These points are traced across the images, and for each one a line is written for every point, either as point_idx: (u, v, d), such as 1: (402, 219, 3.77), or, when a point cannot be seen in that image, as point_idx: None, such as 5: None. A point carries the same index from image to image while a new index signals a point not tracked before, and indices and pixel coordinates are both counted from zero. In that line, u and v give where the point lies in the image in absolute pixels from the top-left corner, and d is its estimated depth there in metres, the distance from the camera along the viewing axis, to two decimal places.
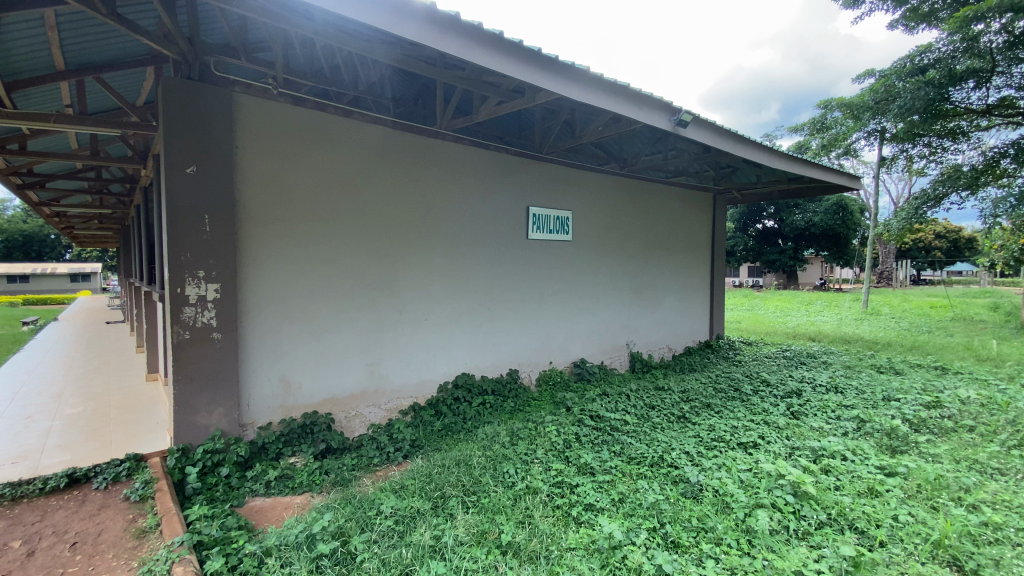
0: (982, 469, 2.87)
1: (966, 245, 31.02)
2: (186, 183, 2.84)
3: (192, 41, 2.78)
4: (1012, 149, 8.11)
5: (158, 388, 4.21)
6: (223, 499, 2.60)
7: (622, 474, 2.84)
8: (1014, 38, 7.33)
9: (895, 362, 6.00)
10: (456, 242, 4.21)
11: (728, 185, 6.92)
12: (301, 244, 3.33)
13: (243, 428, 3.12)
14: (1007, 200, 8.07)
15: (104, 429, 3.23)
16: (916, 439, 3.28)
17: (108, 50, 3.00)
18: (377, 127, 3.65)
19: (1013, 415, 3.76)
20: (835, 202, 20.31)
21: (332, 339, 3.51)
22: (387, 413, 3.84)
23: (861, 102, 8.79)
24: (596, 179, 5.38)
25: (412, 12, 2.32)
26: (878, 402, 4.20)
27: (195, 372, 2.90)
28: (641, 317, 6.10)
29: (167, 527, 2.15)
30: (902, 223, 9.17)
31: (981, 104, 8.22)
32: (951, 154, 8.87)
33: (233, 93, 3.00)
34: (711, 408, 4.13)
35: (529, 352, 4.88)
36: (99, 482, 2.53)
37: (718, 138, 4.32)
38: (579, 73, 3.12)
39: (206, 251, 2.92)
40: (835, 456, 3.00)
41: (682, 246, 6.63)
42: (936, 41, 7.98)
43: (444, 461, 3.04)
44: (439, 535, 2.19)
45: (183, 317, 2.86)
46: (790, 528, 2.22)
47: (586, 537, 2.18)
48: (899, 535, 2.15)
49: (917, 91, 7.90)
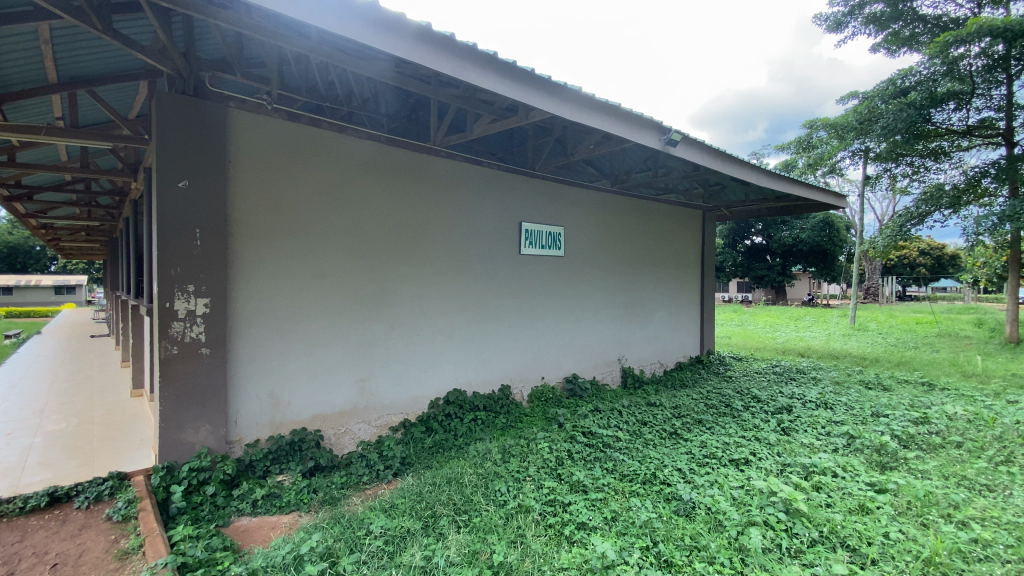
0: (970, 485, 2.89)
1: (950, 262, 31.87)
2: (178, 196, 2.83)
3: (187, 57, 2.81)
4: (992, 169, 8.31)
5: (144, 404, 4.12)
6: (208, 519, 2.54)
7: (614, 492, 2.82)
8: (993, 62, 7.62)
9: (884, 378, 6.05)
10: (450, 258, 4.23)
11: (717, 202, 7.04)
12: (293, 258, 3.32)
13: (231, 446, 3.07)
14: (989, 217, 7.91)
15: (87, 446, 3.16)
16: (905, 455, 3.30)
17: (101, 64, 3.01)
18: (373, 143, 3.67)
19: (1000, 431, 3.80)
20: (822, 219, 20.75)
21: (323, 354, 3.48)
22: (377, 430, 3.80)
23: (845, 122, 8.95)
24: (588, 196, 5.45)
25: (408, 32, 2.37)
26: (867, 418, 4.24)
27: (182, 389, 2.86)
28: (633, 332, 6.13)
29: (150, 548, 2.09)
30: (888, 240, 9.21)
31: (961, 124, 8.60)
32: (933, 173, 9.07)
33: (229, 108, 3.02)
34: (703, 424, 4.13)
35: (521, 368, 4.87)
36: (81, 501, 2.47)
37: (707, 156, 4.39)
38: (571, 93, 3.18)
39: (197, 265, 2.90)
40: (826, 473, 3.02)
41: (673, 262, 6.71)
42: (917, 65, 8.17)
43: (436, 478, 3.01)
44: (430, 555, 2.16)
45: (171, 332, 2.83)
46: (783, 546, 2.22)
47: (579, 557, 2.14)
48: (890, 553, 2.15)
49: (899, 113, 8.16)
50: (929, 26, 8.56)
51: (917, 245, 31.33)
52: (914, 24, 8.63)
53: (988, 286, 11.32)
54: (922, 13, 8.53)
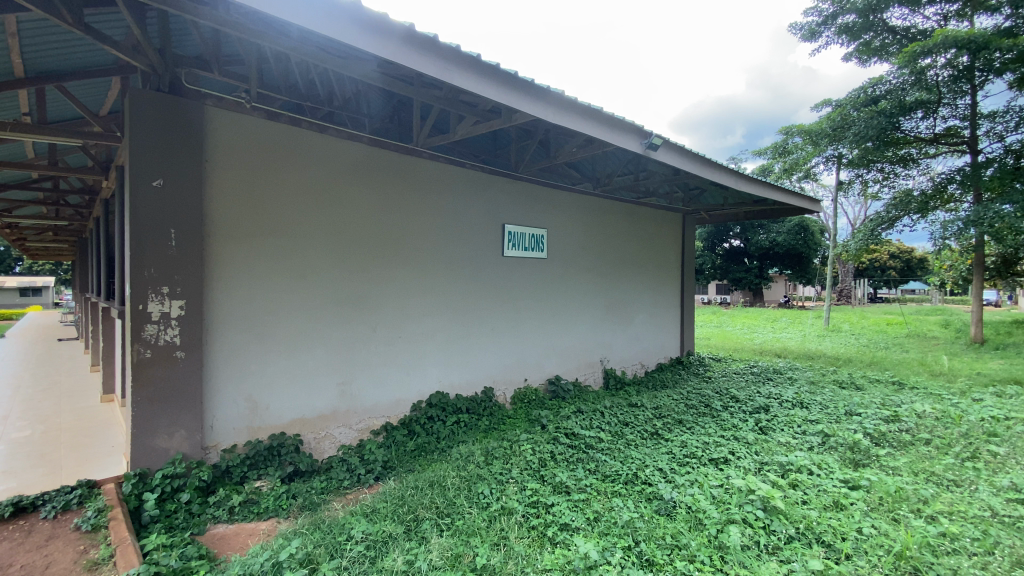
0: (939, 481, 2.99)
1: (918, 265, 33.02)
2: (152, 195, 2.75)
3: (163, 53, 2.74)
4: (958, 175, 8.66)
5: (114, 410, 3.99)
6: (183, 527, 2.48)
7: (597, 492, 2.84)
8: (958, 73, 7.95)
9: (857, 377, 6.23)
10: (432, 259, 4.20)
11: (697, 206, 7.16)
12: (272, 260, 3.26)
13: (206, 451, 3.00)
14: (955, 222, 8.19)
15: (54, 454, 3.04)
16: (877, 452, 3.40)
17: (71, 59, 2.91)
18: (353, 144, 3.63)
19: (966, 428, 3.95)
20: (797, 222, 21.33)
21: (303, 357, 3.43)
22: (358, 434, 3.75)
23: (819, 129, 9.26)
24: (571, 199, 5.50)
25: (391, 33, 2.36)
26: (840, 417, 4.36)
27: (155, 393, 2.78)
28: (614, 333, 6.18)
29: (122, 559, 2.02)
30: (860, 243, 9.48)
31: (928, 132, 8.89)
32: (903, 179, 9.37)
33: (205, 106, 2.95)
34: (682, 424, 4.18)
35: (504, 370, 4.87)
36: (48, 511, 2.38)
37: (687, 161, 4.47)
38: (554, 96, 3.20)
39: (172, 266, 2.82)
40: (802, 471, 3.09)
41: (654, 265, 6.79)
42: (887, 73, 8.45)
43: (418, 482, 2.98)
44: (412, 559, 2.14)
45: (144, 335, 2.75)
46: (761, 543, 2.26)
47: (562, 558, 2.15)
48: (864, 548, 2.21)
49: (870, 120, 8.45)
50: (898, 37, 8.88)
51: (887, 249, 32.38)
52: (884, 35, 8.93)
53: (954, 288, 11.76)
54: (892, 24, 8.83)
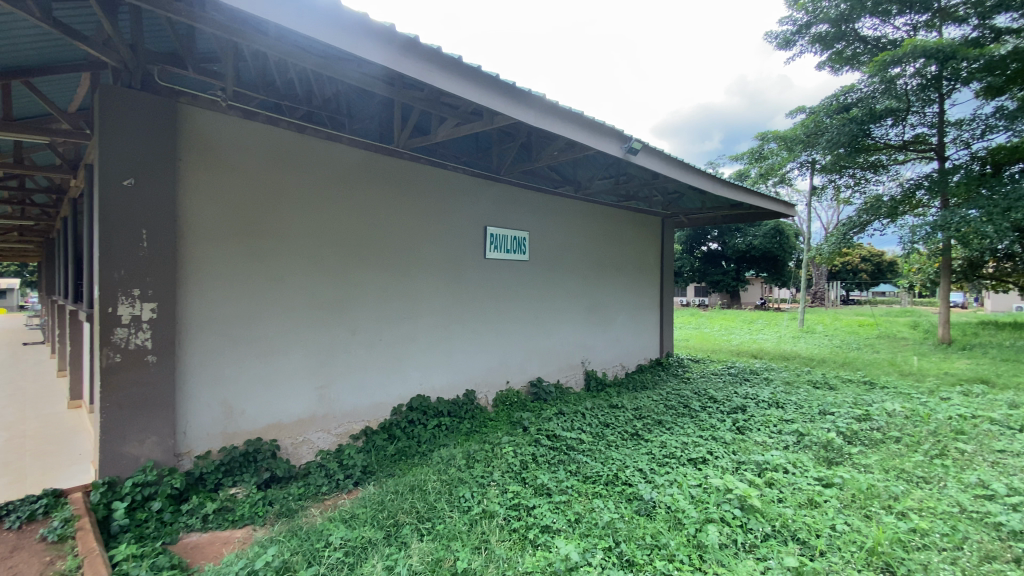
0: (908, 477, 3.08)
1: (888, 268, 34.09)
2: (123, 195, 2.67)
3: (135, 49, 2.67)
4: (925, 182, 8.97)
5: (83, 416, 3.85)
6: (154, 536, 2.40)
7: (578, 494, 2.86)
8: (926, 82, 8.23)
9: (830, 377, 6.39)
10: (413, 262, 4.18)
11: (676, 209, 7.27)
12: (249, 261, 3.20)
13: (179, 458, 2.92)
14: (923, 227, 8.47)
15: (17, 462, 2.92)
16: (850, 450, 3.50)
17: (38, 53, 2.81)
18: (332, 144, 3.59)
19: (934, 426, 4.08)
20: (773, 226, 21.81)
21: (280, 361, 3.37)
22: (337, 439, 3.69)
23: (794, 135, 9.54)
24: (552, 202, 5.52)
25: (373, 33, 2.34)
26: (814, 416, 4.46)
27: (126, 399, 2.70)
28: (595, 335, 6.22)
29: (90, 570, 1.96)
30: (833, 247, 9.75)
31: (898, 139, 9.17)
32: (873, 184, 9.67)
33: (178, 104, 2.88)
34: (662, 425, 4.23)
35: (485, 372, 4.87)
36: (11, 522, 2.29)
37: (666, 165, 4.53)
38: (536, 99, 3.22)
39: (143, 268, 2.75)
40: (778, 469, 3.15)
41: (634, 267, 6.86)
42: (858, 82, 8.73)
43: (398, 486, 2.95)
44: (392, 565, 2.11)
45: (114, 339, 2.67)
46: (739, 541, 2.30)
47: (543, 560, 2.15)
48: (837, 544, 2.27)
49: (842, 127, 8.73)
50: (869, 46, 9.15)
51: (859, 252, 33.34)
52: (856, 44, 9.21)
53: (922, 290, 12.17)
54: (864, 34, 9.09)
